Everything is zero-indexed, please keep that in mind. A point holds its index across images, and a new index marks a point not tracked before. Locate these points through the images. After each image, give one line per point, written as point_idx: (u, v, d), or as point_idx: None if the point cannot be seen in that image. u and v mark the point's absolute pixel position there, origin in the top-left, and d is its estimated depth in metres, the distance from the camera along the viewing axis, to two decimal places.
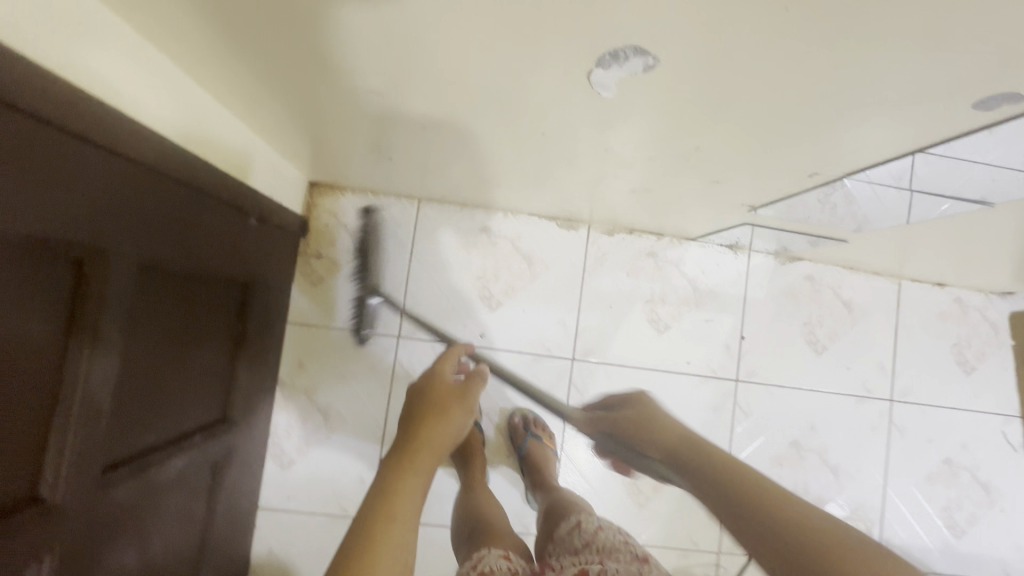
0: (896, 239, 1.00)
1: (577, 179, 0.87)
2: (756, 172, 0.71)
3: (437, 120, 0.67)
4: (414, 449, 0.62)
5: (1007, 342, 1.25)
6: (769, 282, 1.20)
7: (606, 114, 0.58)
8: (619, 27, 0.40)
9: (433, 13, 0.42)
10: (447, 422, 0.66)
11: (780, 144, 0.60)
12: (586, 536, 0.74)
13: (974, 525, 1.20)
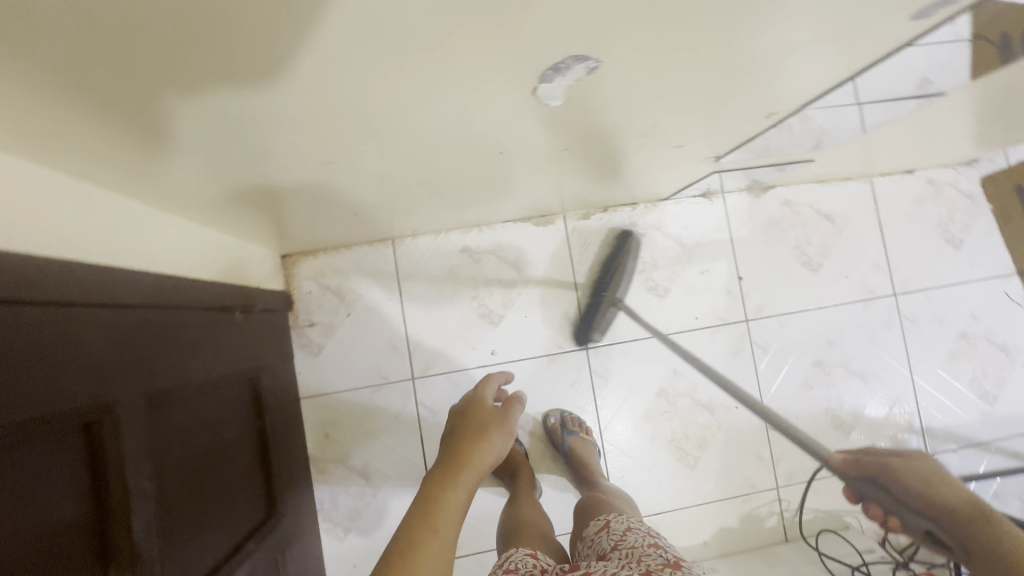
0: (858, 144, 1.01)
1: (544, 179, 0.86)
2: (715, 127, 0.71)
3: (392, 167, 0.66)
4: (455, 467, 0.68)
5: (985, 207, 1.27)
6: (750, 218, 1.21)
7: (559, 118, 0.58)
8: (555, 43, 0.40)
9: (367, 81, 0.41)
10: (486, 445, 0.73)
11: (734, 97, 0.60)
12: (617, 536, 0.78)
13: (1003, 388, 1.24)
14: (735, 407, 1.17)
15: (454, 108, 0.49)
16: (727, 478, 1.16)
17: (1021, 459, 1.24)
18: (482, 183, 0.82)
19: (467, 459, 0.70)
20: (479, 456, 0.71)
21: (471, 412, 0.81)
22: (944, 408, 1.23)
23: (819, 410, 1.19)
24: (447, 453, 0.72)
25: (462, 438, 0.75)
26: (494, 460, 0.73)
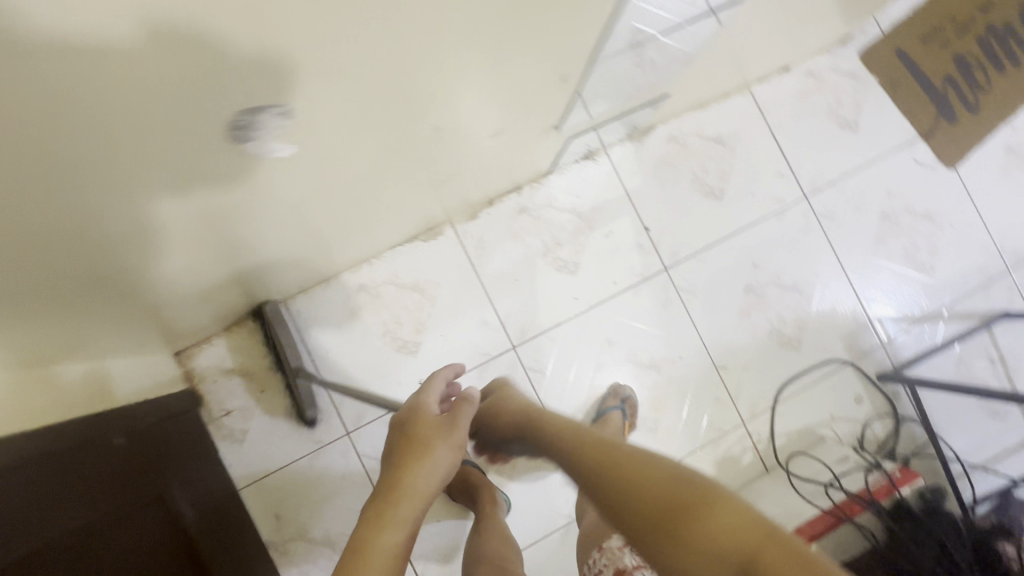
0: (710, 58, 0.96)
1: (387, 193, 0.81)
2: (513, 88, 0.66)
3: (211, 233, 0.60)
4: (393, 500, 0.58)
5: (870, 81, 1.24)
6: (640, 166, 1.16)
7: (329, 134, 0.52)
8: (203, 65, 0.34)
9: (75, 129, 0.34)
10: (428, 464, 0.62)
11: (503, 56, 0.55)
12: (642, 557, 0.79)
13: (937, 255, 1.22)
14: (678, 357, 1.14)
15: (214, 145, 0.43)
16: (691, 429, 1.13)
17: (973, 318, 1.22)
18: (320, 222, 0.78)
19: (406, 484, 0.60)
20: (418, 480, 0.60)
21: (406, 427, 0.66)
22: (885, 292, 1.20)
23: (762, 333, 1.16)
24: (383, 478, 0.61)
25: (400, 452, 0.64)
26: (439, 482, 0.62)
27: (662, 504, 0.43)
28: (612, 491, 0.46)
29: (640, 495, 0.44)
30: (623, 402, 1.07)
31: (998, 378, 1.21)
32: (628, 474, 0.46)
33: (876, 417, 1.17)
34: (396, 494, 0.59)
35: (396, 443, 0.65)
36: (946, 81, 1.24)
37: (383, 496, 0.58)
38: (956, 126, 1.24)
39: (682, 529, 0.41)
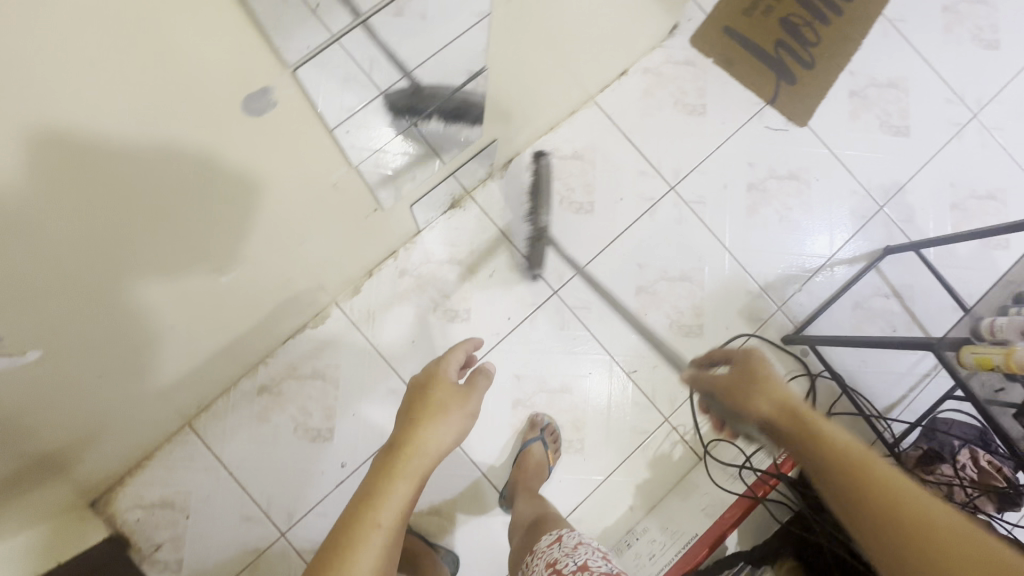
0: (529, 92, 1.00)
1: (234, 302, 0.84)
2: (298, 192, 0.69)
3: (87, 353, 0.65)
4: (405, 457, 0.64)
5: (707, 63, 1.28)
6: (507, 200, 1.19)
7: (111, 280, 0.55)
8: None
9: None
10: (445, 425, 0.69)
11: (253, 178, 0.58)
12: (569, 549, 0.78)
13: (809, 210, 1.26)
14: (588, 373, 1.17)
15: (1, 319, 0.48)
16: (617, 437, 1.16)
17: (859, 261, 1.26)
18: (166, 345, 0.79)
19: (422, 440, 0.67)
20: (433, 440, 0.67)
21: (428, 390, 0.73)
22: (770, 258, 1.24)
23: (662, 329, 1.19)
24: (401, 434, 0.68)
25: (415, 412, 0.71)
26: (451, 438, 0.70)
27: (800, 421, 0.60)
28: (759, 393, 0.65)
29: (769, 407, 0.64)
30: (542, 432, 1.11)
31: (897, 312, 1.25)
32: (757, 382, 0.67)
33: (790, 379, 1.21)
34: (410, 449, 0.65)
35: (416, 404, 0.72)
36: (777, 46, 1.29)
37: (399, 448, 0.66)
38: (796, 85, 1.29)
39: (841, 460, 0.54)
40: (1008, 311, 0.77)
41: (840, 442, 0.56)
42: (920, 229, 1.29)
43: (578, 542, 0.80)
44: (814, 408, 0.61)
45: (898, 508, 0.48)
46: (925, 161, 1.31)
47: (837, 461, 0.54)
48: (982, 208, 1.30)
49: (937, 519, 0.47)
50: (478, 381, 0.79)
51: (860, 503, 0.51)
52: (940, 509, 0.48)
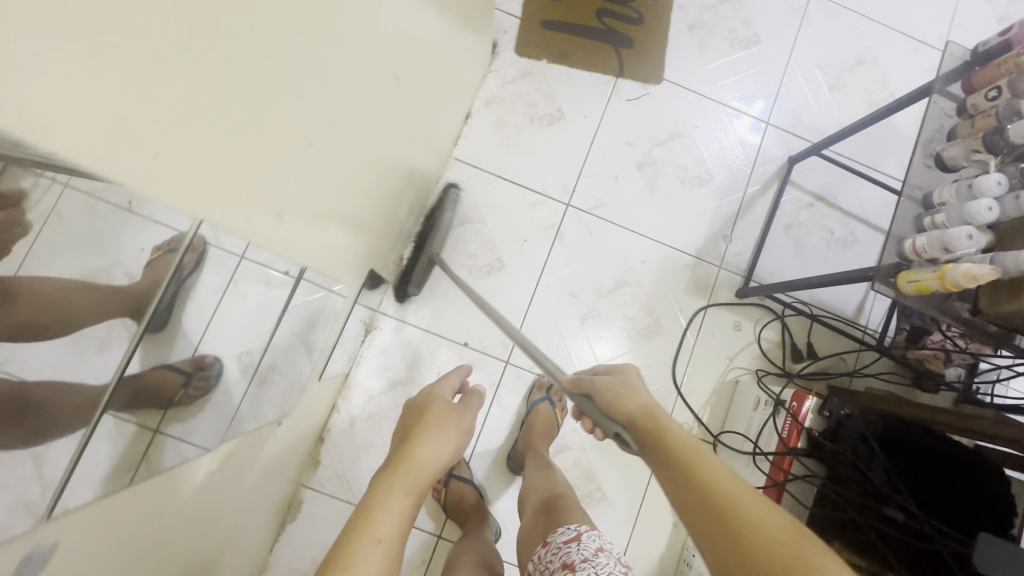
0: (386, 205, 0.93)
1: None
2: (210, 487, 0.61)
3: None
4: (404, 468, 0.58)
5: (544, 66, 1.21)
6: (418, 299, 1.12)
7: None
8: None
9: None
10: (443, 437, 0.64)
11: (162, 535, 0.51)
12: (587, 554, 0.71)
13: (704, 160, 1.22)
14: (576, 422, 1.12)
15: None
16: (632, 469, 1.12)
17: (772, 184, 1.23)
18: None
19: (418, 450, 0.61)
20: (432, 452, 0.61)
21: (422, 408, 0.68)
22: (690, 224, 1.20)
23: (623, 343, 1.15)
24: (393, 452, 0.61)
25: (412, 424, 0.66)
26: (449, 454, 0.63)
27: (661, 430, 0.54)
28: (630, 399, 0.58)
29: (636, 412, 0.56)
30: (550, 391, 1.09)
31: (827, 216, 1.23)
32: (620, 394, 0.59)
33: (761, 328, 1.18)
34: (409, 456, 0.60)
35: (411, 419, 0.67)
36: (600, 16, 1.23)
37: (399, 454, 0.60)
38: (635, 47, 1.23)
39: (707, 504, 0.47)
40: (924, 222, 0.73)
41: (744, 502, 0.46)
42: (812, 126, 1.26)
43: (598, 548, 0.72)
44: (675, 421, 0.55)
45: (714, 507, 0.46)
46: (787, 59, 1.27)
47: (689, 486, 0.49)
48: (857, 77, 1.28)
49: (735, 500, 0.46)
50: (472, 398, 0.76)
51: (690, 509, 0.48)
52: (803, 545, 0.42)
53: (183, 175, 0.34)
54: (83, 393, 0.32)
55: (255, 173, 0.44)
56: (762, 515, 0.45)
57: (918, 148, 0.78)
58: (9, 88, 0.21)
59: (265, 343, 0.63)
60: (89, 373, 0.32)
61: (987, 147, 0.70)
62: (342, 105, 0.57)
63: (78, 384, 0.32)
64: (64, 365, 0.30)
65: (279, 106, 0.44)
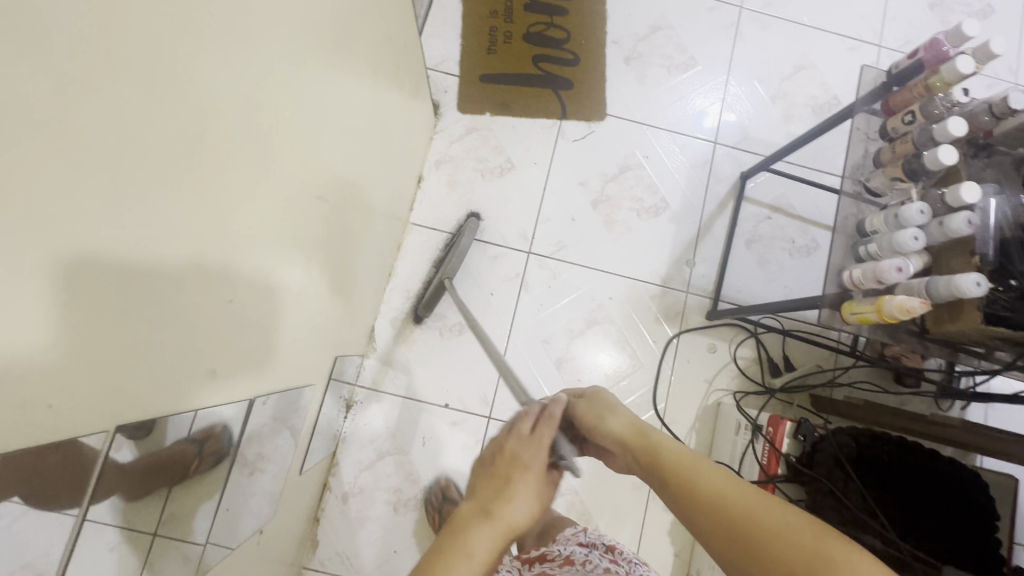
0: (350, 291, 0.95)
1: None
2: None
3: None
4: (487, 531, 0.49)
5: (488, 119, 1.23)
6: (395, 367, 1.15)
7: None
8: None
9: None
10: (532, 490, 0.53)
11: None
12: (593, 538, 0.75)
13: (655, 188, 1.24)
14: None
15: None
16: (627, 507, 1.13)
17: (727, 203, 1.25)
18: None
19: (507, 506, 0.51)
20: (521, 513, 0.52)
21: (523, 443, 0.56)
22: (652, 253, 1.22)
23: (602, 381, 1.17)
24: (483, 500, 0.52)
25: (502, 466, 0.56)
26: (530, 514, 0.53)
27: (647, 446, 0.54)
28: (614, 415, 0.59)
29: (621, 430, 0.57)
30: None
31: (786, 225, 1.24)
32: (604, 411, 0.60)
33: (736, 346, 1.19)
34: (492, 518, 0.50)
35: (507, 454, 0.56)
36: (536, 62, 1.25)
37: (483, 510, 0.51)
38: (575, 87, 1.25)
39: (727, 528, 0.45)
40: (859, 250, 0.75)
41: (716, 486, 0.48)
42: (759, 139, 1.27)
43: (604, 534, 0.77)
44: (659, 430, 0.56)
45: (722, 512, 0.46)
46: (724, 77, 1.29)
47: (681, 499, 0.49)
48: (797, 85, 1.30)
49: (717, 493, 0.47)
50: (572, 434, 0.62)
51: (701, 518, 0.47)
52: (821, 536, 0.41)
53: (88, 404, 0.35)
54: (74, 496, 0.35)
55: (188, 346, 0.46)
56: (739, 492, 0.47)
57: (846, 176, 0.80)
58: None
59: (239, 477, 0.65)
60: (74, 480, 0.35)
61: (909, 176, 0.72)
62: (280, 245, 0.59)
63: (67, 489, 0.35)
64: (43, 472, 0.32)
65: (202, 286, 0.45)
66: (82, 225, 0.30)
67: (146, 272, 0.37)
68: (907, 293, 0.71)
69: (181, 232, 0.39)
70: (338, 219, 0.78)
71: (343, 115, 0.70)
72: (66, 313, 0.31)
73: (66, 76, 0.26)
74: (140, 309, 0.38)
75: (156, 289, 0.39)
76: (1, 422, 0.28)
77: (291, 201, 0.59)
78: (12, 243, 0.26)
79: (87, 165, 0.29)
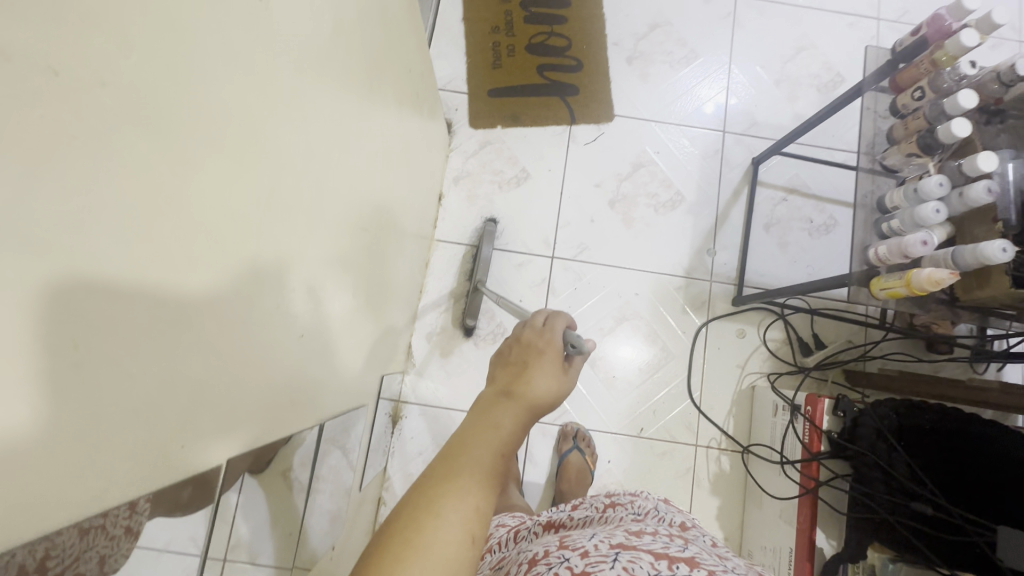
0: (389, 311, 0.99)
1: None
2: None
3: None
4: (504, 411, 0.47)
5: (500, 133, 1.27)
6: (435, 380, 1.19)
7: None
8: None
9: None
10: (546, 377, 0.52)
11: None
12: (682, 527, 0.58)
13: (669, 182, 1.27)
14: (609, 462, 1.16)
15: None
16: (674, 496, 1.15)
17: (742, 189, 1.27)
18: None
19: (528, 385, 0.51)
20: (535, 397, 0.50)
21: (526, 347, 0.56)
22: (673, 246, 1.24)
23: (636, 375, 1.19)
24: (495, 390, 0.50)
25: (515, 357, 0.55)
26: (547, 403, 0.51)
27: None
28: None
29: None
30: (574, 440, 1.13)
31: (803, 206, 1.26)
32: None
33: (765, 329, 1.21)
34: (513, 396, 0.49)
35: (515, 355, 0.55)
36: (541, 72, 1.28)
37: (503, 392, 0.50)
38: (581, 92, 1.28)
39: None
40: (882, 227, 0.77)
41: None
42: (767, 124, 1.29)
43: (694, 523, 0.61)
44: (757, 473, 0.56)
45: None
46: (727, 66, 1.31)
47: None
48: (799, 66, 1.32)
49: None
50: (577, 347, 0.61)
51: None
52: None
53: (201, 440, 0.40)
54: (190, 543, 0.40)
55: (268, 380, 0.50)
56: None
57: (862, 154, 0.81)
58: (107, 410, 0.29)
59: (295, 497, 0.69)
60: (190, 534, 0.40)
61: (924, 150, 0.73)
62: (334, 277, 0.63)
63: (186, 538, 0.40)
64: (170, 500, 0.37)
65: (277, 323, 0.50)
66: (187, 284, 0.34)
67: (224, 318, 0.40)
68: (935, 267, 0.73)
69: (254, 282, 0.44)
70: (375, 245, 0.82)
71: (375, 149, 0.74)
72: (169, 369, 0.34)
73: (173, 159, 0.31)
74: (233, 351, 0.42)
75: (244, 331, 0.44)
76: (126, 468, 0.32)
77: (339, 236, 0.63)
78: (141, 306, 0.30)
79: (187, 234, 0.33)
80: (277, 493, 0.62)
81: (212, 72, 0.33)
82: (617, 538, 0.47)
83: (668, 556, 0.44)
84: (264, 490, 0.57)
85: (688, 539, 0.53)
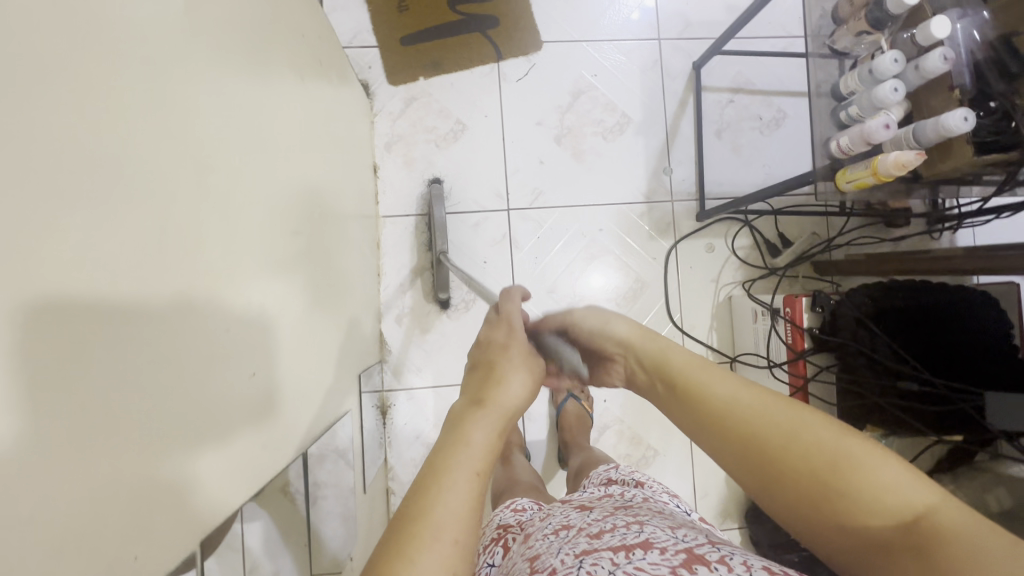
0: (349, 306, 0.91)
1: None
2: None
3: None
4: (472, 430, 0.42)
5: (423, 85, 1.16)
6: (415, 361, 1.14)
7: None
8: None
9: None
10: (515, 379, 0.47)
11: None
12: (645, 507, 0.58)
13: (613, 106, 1.19)
14: (605, 402, 1.16)
15: None
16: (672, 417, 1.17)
17: (687, 98, 1.21)
18: None
19: (496, 392, 0.46)
20: (505, 406, 0.45)
21: (490, 348, 0.51)
22: (629, 172, 1.19)
23: (615, 311, 1.18)
24: (459, 406, 0.45)
25: (480, 360, 0.51)
26: (520, 407, 0.47)
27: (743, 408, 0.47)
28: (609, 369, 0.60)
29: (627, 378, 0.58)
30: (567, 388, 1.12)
31: (750, 103, 1.21)
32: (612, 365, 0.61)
33: (733, 239, 1.20)
34: (484, 406, 0.44)
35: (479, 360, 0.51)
36: (453, 7, 1.15)
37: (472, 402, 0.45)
38: (501, 23, 1.17)
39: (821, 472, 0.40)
40: (840, 116, 0.74)
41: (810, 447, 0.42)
42: (702, 22, 1.22)
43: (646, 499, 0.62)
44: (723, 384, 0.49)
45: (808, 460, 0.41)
46: None
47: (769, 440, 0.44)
48: None
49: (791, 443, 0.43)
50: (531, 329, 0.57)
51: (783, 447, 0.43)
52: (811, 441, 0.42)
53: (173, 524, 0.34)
54: None
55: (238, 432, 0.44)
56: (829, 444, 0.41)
57: (809, 41, 0.77)
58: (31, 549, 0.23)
59: (294, 525, 0.65)
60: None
61: (875, 26, 0.69)
62: (280, 295, 0.56)
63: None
64: None
65: (227, 363, 0.42)
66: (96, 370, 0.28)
67: (162, 380, 0.33)
68: (899, 149, 0.71)
69: (188, 323, 0.36)
70: (316, 242, 0.74)
71: (287, 134, 0.64)
72: (112, 459, 0.29)
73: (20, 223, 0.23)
74: (182, 410, 0.35)
75: (191, 385, 0.37)
76: None
77: (273, 247, 0.55)
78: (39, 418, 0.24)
79: (72, 313, 0.26)
80: (271, 531, 0.58)
81: (45, 94, 0.24)
82: (577, 545, 0.46)
83: (625, 545, 0.43)
84: (254, 539, 0.52)
85: (642, 515, 0.53)
